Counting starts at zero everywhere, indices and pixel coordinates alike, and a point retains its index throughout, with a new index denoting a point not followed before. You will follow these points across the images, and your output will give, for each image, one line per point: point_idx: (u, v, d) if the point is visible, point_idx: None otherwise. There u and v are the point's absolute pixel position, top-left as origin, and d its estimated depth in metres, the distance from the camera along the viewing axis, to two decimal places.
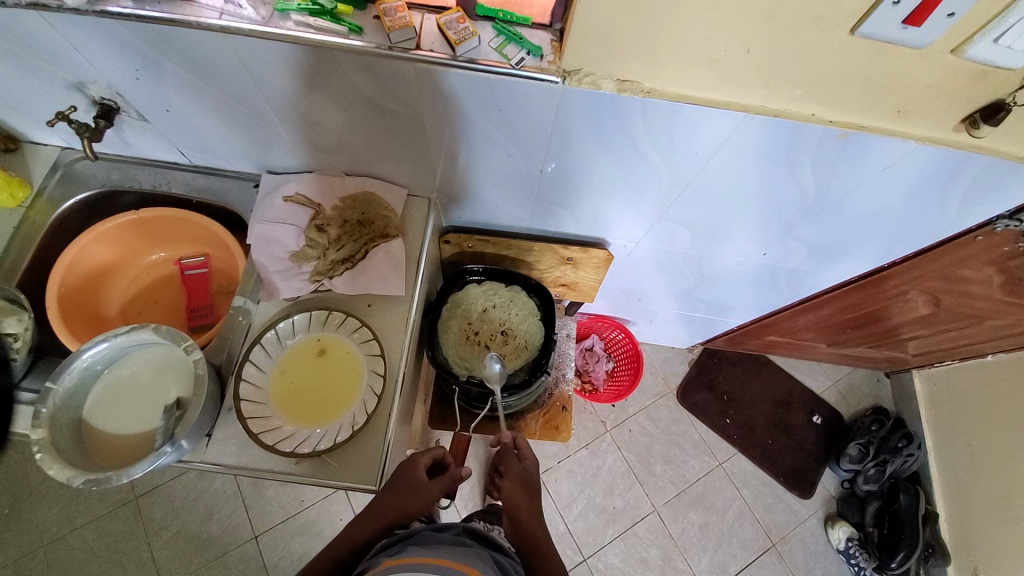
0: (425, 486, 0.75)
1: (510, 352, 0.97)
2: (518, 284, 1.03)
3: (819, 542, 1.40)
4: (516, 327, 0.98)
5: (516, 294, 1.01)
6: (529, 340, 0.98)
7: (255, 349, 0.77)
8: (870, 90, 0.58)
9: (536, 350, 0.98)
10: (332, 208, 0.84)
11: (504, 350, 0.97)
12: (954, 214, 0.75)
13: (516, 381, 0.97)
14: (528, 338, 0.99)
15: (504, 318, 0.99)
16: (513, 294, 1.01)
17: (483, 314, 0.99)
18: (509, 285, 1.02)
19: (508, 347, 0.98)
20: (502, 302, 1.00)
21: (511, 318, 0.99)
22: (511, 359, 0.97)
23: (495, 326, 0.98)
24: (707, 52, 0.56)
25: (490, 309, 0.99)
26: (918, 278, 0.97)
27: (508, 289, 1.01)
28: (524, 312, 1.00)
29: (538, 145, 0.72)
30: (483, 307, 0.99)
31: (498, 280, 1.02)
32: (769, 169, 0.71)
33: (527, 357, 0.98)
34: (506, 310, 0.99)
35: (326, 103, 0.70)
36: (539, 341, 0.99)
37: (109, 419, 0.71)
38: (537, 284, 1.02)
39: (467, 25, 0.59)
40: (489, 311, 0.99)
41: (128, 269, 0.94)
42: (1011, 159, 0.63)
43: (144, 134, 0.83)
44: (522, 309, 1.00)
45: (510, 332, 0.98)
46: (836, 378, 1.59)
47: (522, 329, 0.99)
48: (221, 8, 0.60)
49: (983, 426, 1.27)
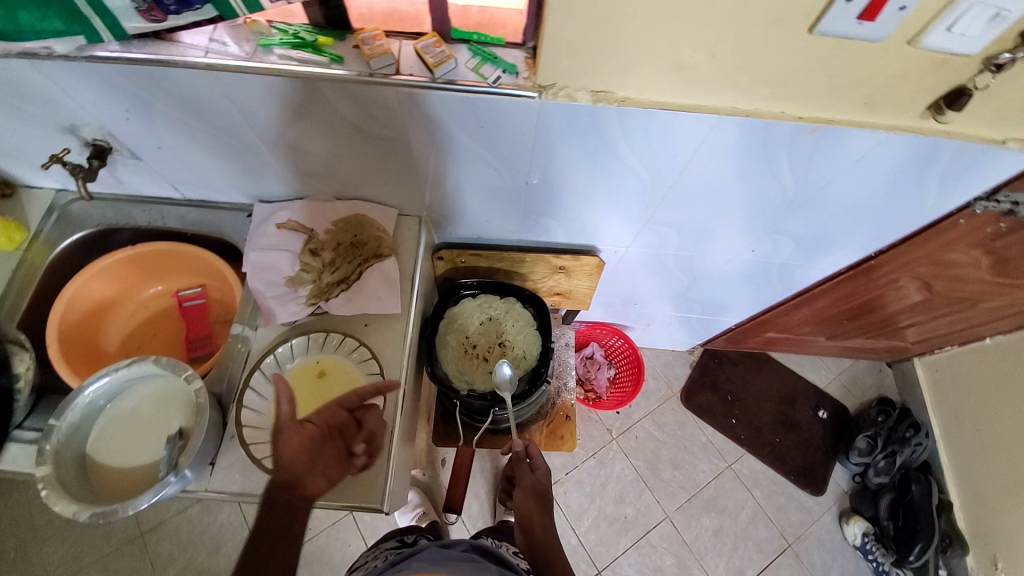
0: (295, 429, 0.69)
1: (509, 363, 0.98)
2: (513, 296, 1.04)
3: (835, 539, 1.39)
4: (513, 337, 0.99)
5: (511, 306, 1.02)
6: (527, 350, 0.99)
7: (256, 374, 0.78)
8: (834, 84, 0.60)
9: (535, 359, 0.98)
10: (324, 232, 0.86)
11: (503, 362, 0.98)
12: (933, 198, 0.77)
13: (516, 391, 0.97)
14: (525, 348, 0.99)
15: (500, 330, 0.99)
16: (508, 306, 1.02)
17: (480, 327, 1.00)
18: (504, 297, 1.03)
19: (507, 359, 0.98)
20: (498, 314, 1.01)
21: (507, 330, 1.00)
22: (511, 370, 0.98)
23: (492, 338, 0.99)
24: (674, 59, 0.58)
25: (486, 322, 1.00)
26: (906, 265, 0.98)
27: (503, 301, 1.02)
28: (520, 322, 1.01)
29: (521, 159, 0.74)
30: (480, 320, 1.00)
31: (492, 292, 1.03)
32: (747, 167, 0.73)
33: (526, 368, 0.98)
34: (502, 322, 1.00)
35: (313, 131, 0.72)
36: (537, 350, 0.99)
37: (114, 452, 0.71)
38: (531, 294, 1.03)
39: (443, 49, 0.62)
40: (485, 324, 1.00)
41: (128, 303, 0.95)
42: (980, 142, 0.65)
43: (137, 172, 0.85)
44: (517, 320, 1.01)
45: (507, 343, 0.99)
46: (839, 370, 1.59)
47: (519, 340, 0.99)
48: (206, 46, 0.63)
49: (989, 410, 1.26)
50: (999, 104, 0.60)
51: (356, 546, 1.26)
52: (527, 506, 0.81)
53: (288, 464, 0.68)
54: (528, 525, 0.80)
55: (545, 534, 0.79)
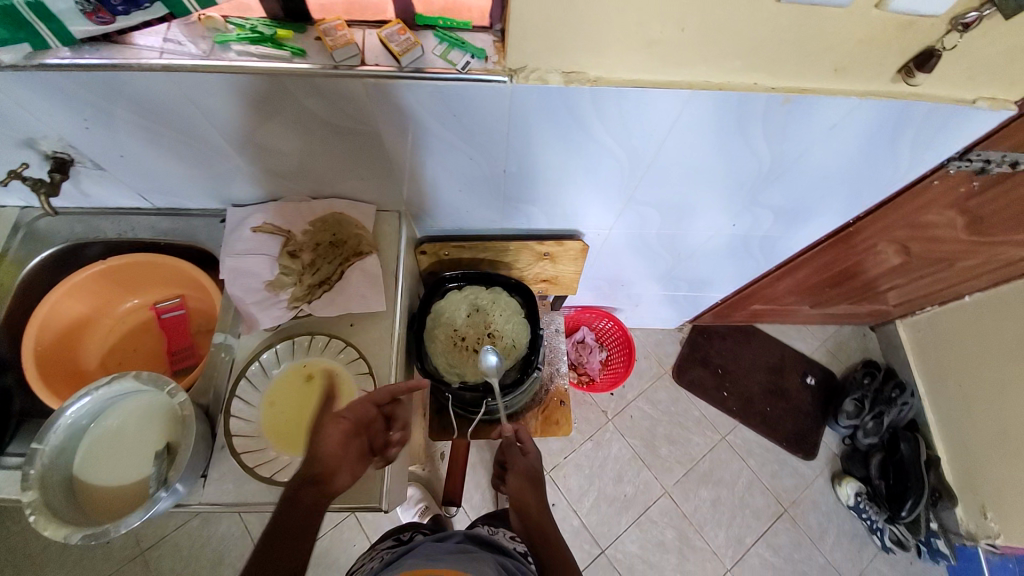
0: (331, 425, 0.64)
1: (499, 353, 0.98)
2: (498, 285, 1.03)
3: (829, 501, 1.42)
4: (502, 327, 0.99)
5: (497, 295, 1.01)
6: (517, 339, 0.99)
7: (241, 383, 0.76)
8: (804, 53, 0.59)
9: (525, 347, 0.99)
10: (302, 233, 0.84)
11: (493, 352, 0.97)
12: (907, 162, 0.77)
13: (508, 381, 0.97)
14: (515, 337, 0.99)
15: (489, 321, 0.99)
16: (495, 296, 1.02)
17: (467, 319, 0.99)
18: (490, 287, 1.03)
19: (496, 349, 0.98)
20: (485, 305, 1.00)
21: (495, 320, 0.99)
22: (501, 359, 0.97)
23: (480, 329, 0.98)
24: (644, 36, 0.57)
25: (473, 313, 0.99)
26: (884, 230, 0.99)
27: (488, 292, 1.02)
28: (508, 311, 1.00)
29: (496, 146, 0.73)
30: (467, 312, 0.99)
31: (477, 283, 1.03)
32: (724, 141, 0.73)
33: (517, 357, 0.98)
34: (490, 312, 1.00)
35: (281, 129, 0.70)
36: (527, 338, 0.99)
37: (101, 472, 0.69)
38: (517, 282, 1.03)
39: (409, 36, 0.60)
40: (473, 315, 0.99)
41: (105, 319, 0.92)
42: (950, 103, 0.65)
43: (104, 183, 0.82)
44: (505, 309, 1.00)
45: (496, 333, 0.98)
46: (824, 337, 1.62)
47: (507, 329, 0.99)
48: (161, 47, 0.60)
49: (971, 366, 1.29)
50: (967, 64, 0.61)
51: (361, 545, 1.26)
52: (521, 490, 0.78)
53: (322, 461, 0.62)
54: (523, 509, 0.77)
55: (542, 517, 0.76)
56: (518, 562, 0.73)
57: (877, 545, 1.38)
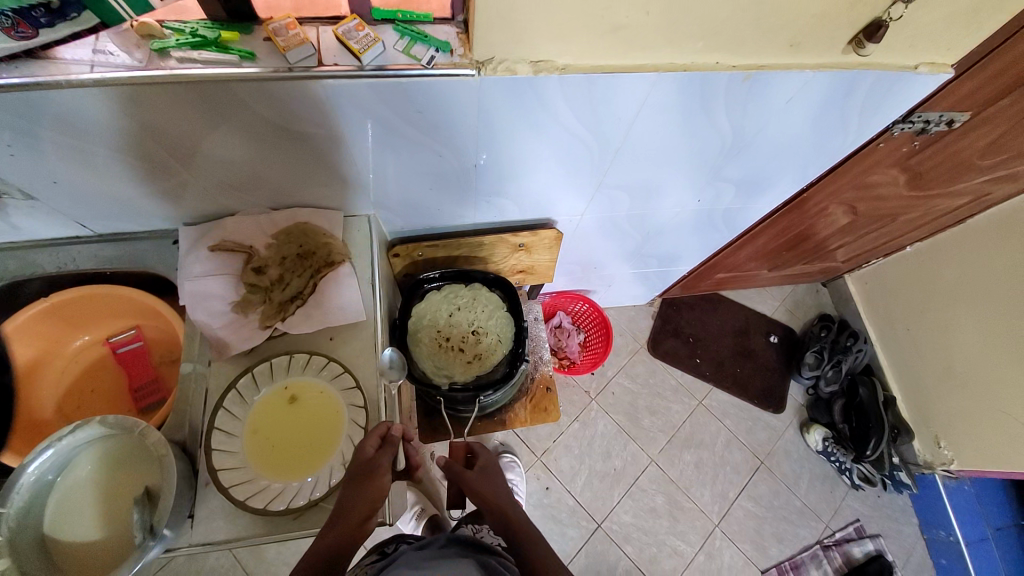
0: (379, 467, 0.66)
1: (485, 350, 1.00)
2: (477, 282, 1.04)
3: (800, 448, 1.52)
4: (486, 324, 1.00)
5: (477, 292, 1.03)
6: (502, 333, 1.01)
7: (220, 415, 0.72)
8: (762, 31, 0.61)
9: (510, 340, 1.02)
10: (265, 248, 0.80)
11: (480, 350, 0.99)
12: (856, 129, 0.82)
13: (499, 375, 1.00)
14: (499, 331, 1.01)
15: (472, 319, 1.00)
16: (475, 293, 1.03)
17: (450, 318, 1.00)
18: (468, 284, 1.03)
19: (482, 346, 1.00)
20: (466, 303, 1.01)
21: (478, 318, 1.01)
22: (489, 355, 0.99)
23: (464, 328, 0.99)
24: (611, 21, 0.56)
25: (455, 312, 1.00)
26: (835, 193, 1.05)
27: (467, 290, 1.02)
28: (490, 307, 1.02)
29: (465, 140, 0.71)
30: (449, 312, 1.00)
31: (455, 282, 1.03)
32: (689, 122, 0.74)
33: (504, 351, 1.01)
34: (472, 310, 1.01)
35: (233, 138, 0.65)
36: (511, 331, 1.02)
37: (78, 527, 0.64)
38: (496, 277, 1.04)
39: (367, 32, 0.57)
40: (455, 315, 1.00)
41: (54, 361, 0.84)
42: (894, 70, 0.69)
43: (36, 214, 0.74)
44: (487, 306, 1.02)
45: (480, 331, 1.00)
46: (782, 297, 1.72)
47: (492, 324, 1.01)
48: (91, 60, 0.54)
49: (915, 311, 1.41)
50: (908, 34, 0.64)
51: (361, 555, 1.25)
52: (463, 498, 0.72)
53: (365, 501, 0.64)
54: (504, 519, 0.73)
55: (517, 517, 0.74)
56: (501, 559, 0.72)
57: (847, 483, 1.49)
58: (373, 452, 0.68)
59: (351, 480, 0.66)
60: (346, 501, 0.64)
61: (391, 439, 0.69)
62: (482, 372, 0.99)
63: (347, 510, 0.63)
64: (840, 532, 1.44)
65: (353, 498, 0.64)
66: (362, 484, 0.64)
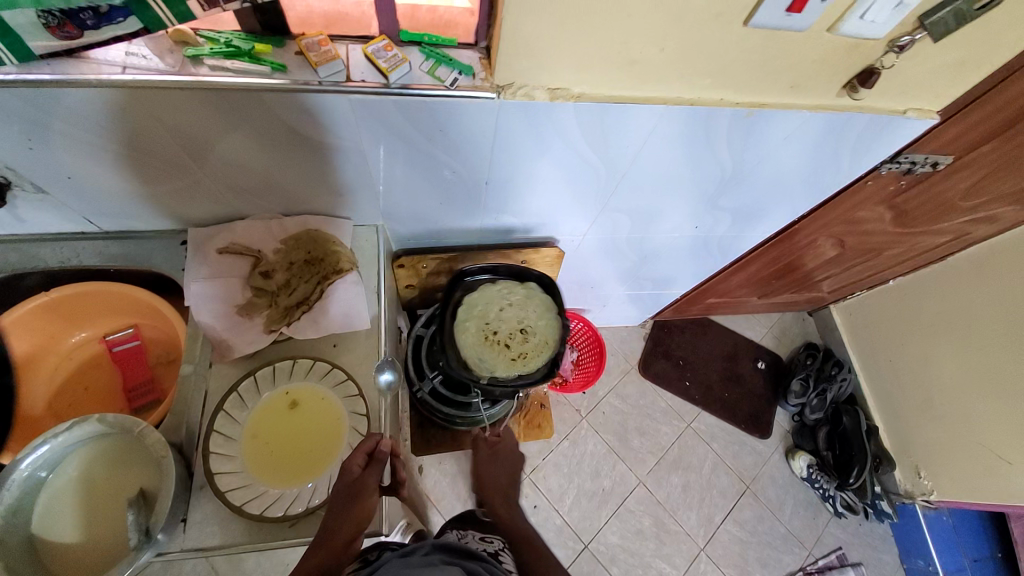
0: (366, 487, 0.67)
1: (531, 350, 0.89)
2: (531, 279, 0.96)
3: (785, 474, 1.54)
4: (535, 323, 0.91)
5: (532, 292, 0.95)
6: (549, 335, 0.90)
7: (219, 418, 0.71)
8: (766, 72, 0.65)
9: (557, 346, 0.89)
10: (274, 252, 0.80)
11: (526, 349, 0.89)
12: (848, 166, 0.86)
13: (538, 379, 0.87)
14: (547, 334, 0.90)
15: (522, 315, 0.91)
16: (528, 292, 0.95)
17: (500, 313, 0.92)
18: (524, 280, 0.96)
19: (529, 346, 0.89)
20: (518, 301, 0.93)
21: (528, 317, 0.92)
22: (536, 356, 0.89)
23: (514, 324, 0.91)
24: (626, 55, 0.60)
25: (506, 308, 0.92)
26: (824, 226, 1.09)
27: (523, 287, 0.95)
28: (541, 307, 0.93)
29: (480, 158, 0.74)
30: (500, 307, 0.92)
31: (510, 278, 0.96)
32: (692, 151, 0.77)
33: (548, 356, 0.89)
34: (523, 307, 0.93)
35: (255, 143, 0.67)
36: (557, 336, 0.90)
37: (68, 527, 0.63)
38: (550, 279, 0.95)
39: (396, 52, 0.59)
40: (505, 310, 0.92)
41: (49, 356, 0.83)
42: (885, 113, 0.74)
43: (45, 207, 0.74)
44: (538, 306, 0.93)
45: (529, 330, 0.91)
46: (770, 324, 1.76)
47: (541, 326, 0.91)
48: (123, 61, 0.56)
49: (897, 343, 1.45)
50: (897, 81, 0.69)
51: None
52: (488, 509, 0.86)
53: (350, 520, 0.64)
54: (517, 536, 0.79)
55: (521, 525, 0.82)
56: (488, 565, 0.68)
57: (830, 510, 1.51)
58: (360, 470, 0.68)
59: (338, 499, 0.66)
60: (329, 523, 0.64)
61: (379, 456, 0.70)
62: (525, 374, 0.88)
63: (331, 532, 0.63)
64: (823, 560, 1.45)
65: (336, 521, 0.64)
66: (348, 504, 0.65)
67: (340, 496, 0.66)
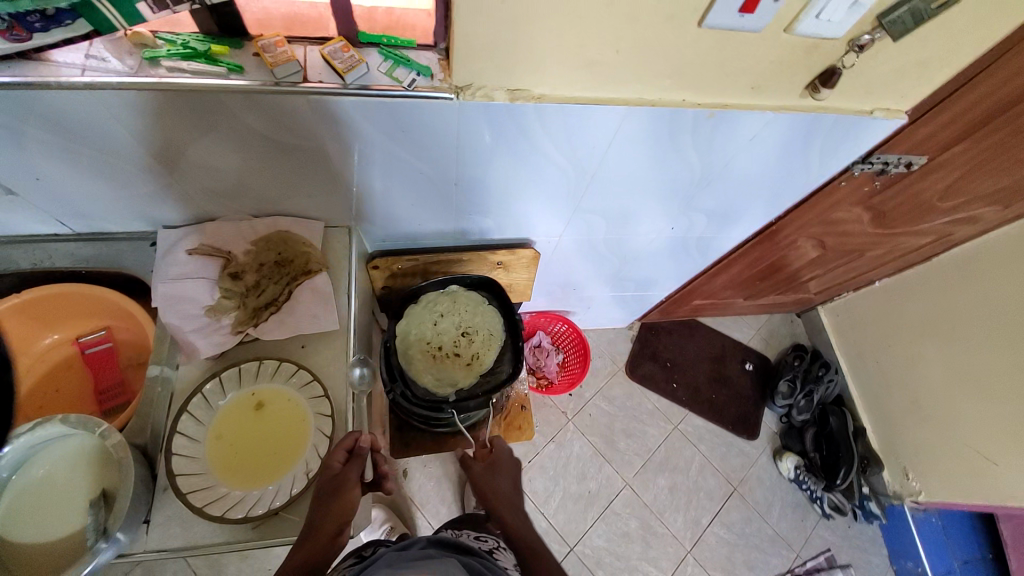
0: (347, 482, 0.67)
1: (481, 348, 0.97)
2: (454, 284, 1.01)
3: (773, 476, 1.54)
4: (471, 322, 0.99)
5: (456, 294, 1.00)
6: (491, 328, 0.99)
7: (184, 419, 0.71)
8: (727, 72, 0.65)
9: (502, 333, 0.99)
10: (245, 253, 0.81)
11: (475, 349, 0.97)
12: (819, 167, 0.86)
13: (505, 374, 0.97)
14: (490, 327, 0.99)
15: (457, 322, 0.98)
16: (454, 296, 1.00)
17: (436, 328, 0.98)
18: (446, 289, 1.01)
19: (477, 344, 0.98)
20: (448, 308, 0.99)
21: (464, 319, 0.99)
22: (484, 351, 0.97)
23: (454, 333, 0.97)
24: (583, 57, 0.60)
25: (440, 320, 0.98)
26: (803, 227, 1.09)
27: (445, 295, 1.00)
28: (473, 305, 1.00)
29: (446, 160, 0.74)
30: (433, 321, 0.98)
31: (432, 291, 1.00)
32: (660, 152, 0.77)
33: (499, 343, 0.99)
34: (455, 313, 0.99)
35: (221, 146, 0.67)
36: (501, 325, 1.00)
37: (25, 529, 0.63)
38: (479, 279, 1.02)
39: (353, 53, 0.60)
40: (439, 321, 0.98)
41: (20, 359, 0.82)
42: (852, 113, 0.74)
43: (15, 210, 0.74)
44: (468, 305, 1.00)
45: (470, 330, 0.98)
46: (758, 326, 1.75)
47: (477, 322, 0.99)
48: (83, 63, 0.56)
49: (885, 344, 1.44)
50: (863, 80, 0.69)
51: None
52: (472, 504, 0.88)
53: (338, 513, 0.64)
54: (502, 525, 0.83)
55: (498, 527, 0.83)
56: (484, 560, 0.72)
57: (817, 512, 1.50)
58: (341, 466, 0.68)
59: (319, 497, 0.66)
60: (313, 519, 0.64)
61: (359, 451, 0.70)
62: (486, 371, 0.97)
63: (316, 528, 0.63)
64: (811, 563, 1.45)
65: (319, 516, 0.64)
66: (329, 500, 0.65)
67: (322, 493, 0.66)
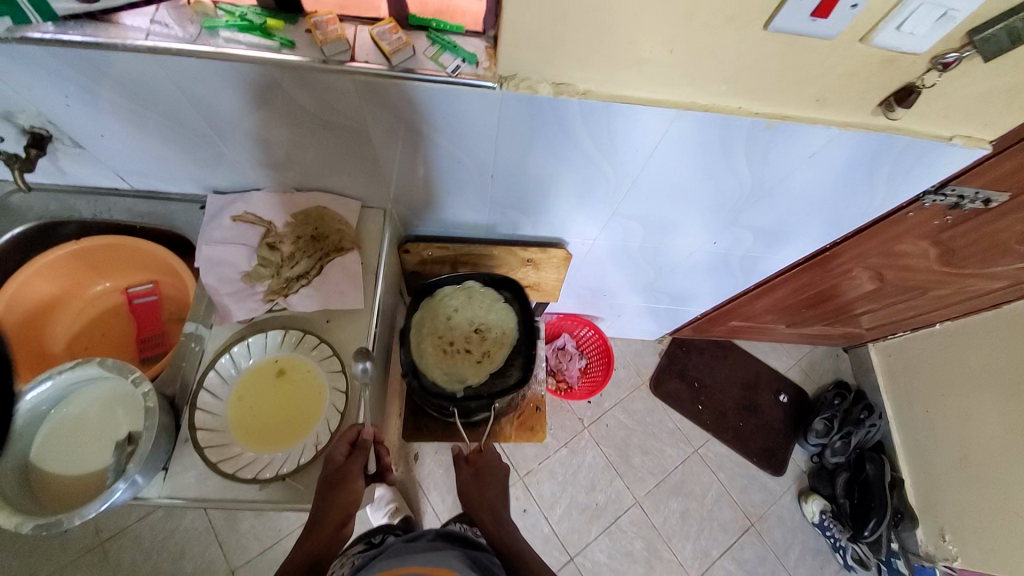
0: (352, 475, 0.68)
1: (492, 345, 0.97)
2: (470, 280, 1.01)
3: (796, 517, 1.45)
4: (486, 318, 0.98)
5: (471, 290, 1.00)
6: (505, 326, 0.99)
7: (210, 376, 0.75)
8: (790, 82, 0.61)
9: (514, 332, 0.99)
10: (283, 225, 0.83)
11: (487, 347, 0.97)
12: (884, 193, 0.80)
13: (512, 379, 0.94)
14: (502, 326, 0.99)
15: (472, 317, 0.98)
16: (469, 291, 1.00)
17: (449, 322, 0.97)
18: (463, 283, 1.00)
19: (488, 343, 0.97)
20: (463, 303, 0.99)
21: (477, 315, 0.99)
22: (496, 349, 0.97)
23: (466, 328, 0.97)
24: (634, 54, 0.58)
25: (454, 314, 0.98)
26: (860, 256, 1.01)
27: (461, 289, 1.00)
28: (487, 302, 1.00)
29: (486, 151, 0.73)
30: (447, 315, 0.97)
31: (448, 286, 1.01)
32: (709, 162, 0.74)
33: (510, 343, 0.98)
34: (470, 308, 0.98)
35: (271, 120, 0.69)
36: (513, 324, 0.99)
37: (57, 460, 0.68)
38: (494, 278, 1.02)
39: (401, 36, 0.60)
40: (454, 316, 0.98)
41: (74, 301, 0.90)
42: (927, 138, 0.68)
43: (82, 162, 0.80)
44: (483, 301, 1.00)
45: (483, 328, 0.98)
46: (798, 356, 1.66)
47: (492, 319, 0.99)
48: (147, 28, 0.59)
49: (939, 393, 1.33)
50: (946, 101, 0.63)
51: None
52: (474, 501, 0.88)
53: (343, 505, 0.68)
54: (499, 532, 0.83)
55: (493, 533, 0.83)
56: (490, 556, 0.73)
57: (839, 562, 1.41)
58: (344, 459, 0.69)
59: (322, 487, 0.68)
60: (318, 514, 0.67)
61: (362, 444, 0.71)
62: (495, 369, 0.96)
63: (322, 520, 0.67)
64: None
65: (324, 510, 0.67)
66: (332, 492, 0.67)
67: (323, 489, 0.68)
